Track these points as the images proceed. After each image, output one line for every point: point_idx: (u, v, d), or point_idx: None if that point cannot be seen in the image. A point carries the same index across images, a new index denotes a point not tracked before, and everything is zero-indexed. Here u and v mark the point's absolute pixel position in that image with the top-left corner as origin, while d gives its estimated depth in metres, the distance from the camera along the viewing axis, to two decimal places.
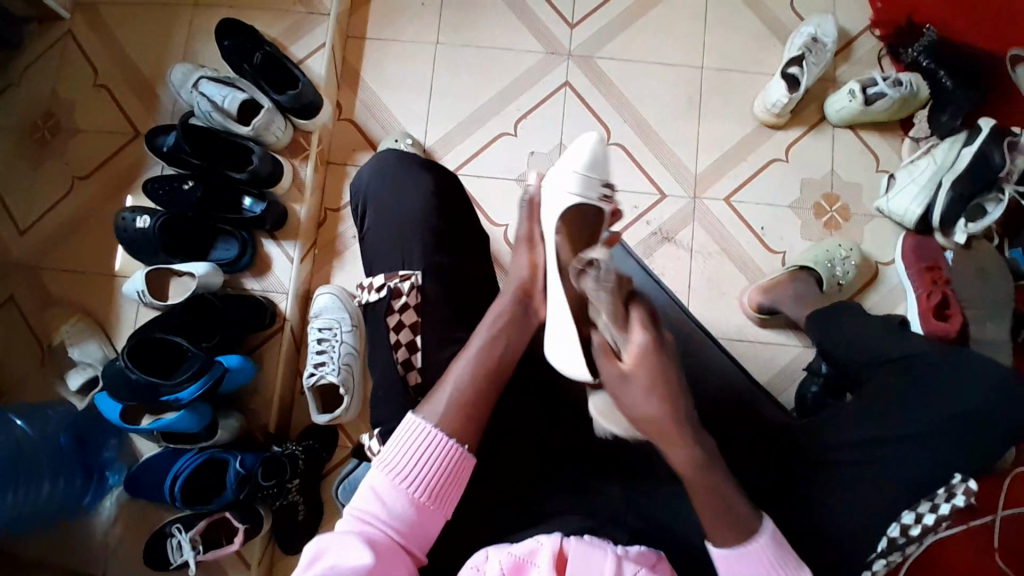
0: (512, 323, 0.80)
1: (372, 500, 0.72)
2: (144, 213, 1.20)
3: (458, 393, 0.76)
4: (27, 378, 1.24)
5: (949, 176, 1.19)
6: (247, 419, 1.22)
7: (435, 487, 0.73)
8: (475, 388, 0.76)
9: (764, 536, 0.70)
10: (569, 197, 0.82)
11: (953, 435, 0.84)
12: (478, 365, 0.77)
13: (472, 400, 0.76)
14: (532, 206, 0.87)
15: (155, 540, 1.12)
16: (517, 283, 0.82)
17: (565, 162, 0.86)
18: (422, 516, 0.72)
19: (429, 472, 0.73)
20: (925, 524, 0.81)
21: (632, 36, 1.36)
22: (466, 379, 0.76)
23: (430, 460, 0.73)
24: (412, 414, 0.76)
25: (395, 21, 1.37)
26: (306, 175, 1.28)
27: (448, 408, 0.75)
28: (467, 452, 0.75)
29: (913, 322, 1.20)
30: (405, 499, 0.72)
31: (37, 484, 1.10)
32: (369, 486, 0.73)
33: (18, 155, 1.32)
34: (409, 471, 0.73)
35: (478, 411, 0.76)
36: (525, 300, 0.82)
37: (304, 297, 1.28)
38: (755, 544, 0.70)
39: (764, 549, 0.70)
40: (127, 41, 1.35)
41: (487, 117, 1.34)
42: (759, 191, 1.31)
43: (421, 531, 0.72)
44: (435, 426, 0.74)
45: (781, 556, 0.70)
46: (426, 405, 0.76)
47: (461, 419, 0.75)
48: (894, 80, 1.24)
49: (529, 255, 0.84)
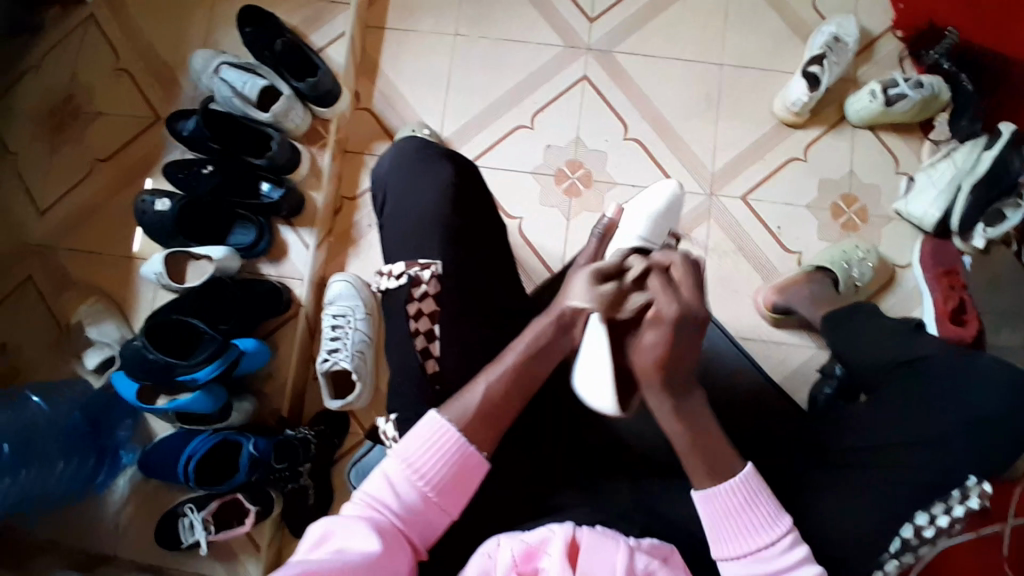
0: (549, 344, 0.77)
1: (384, 489, 0.72)
2: (165, 196, 1.21)
3: (480, 401, 0.75)
4: (43, 358, 1.25)
5: (969, 180, 1.18)
6: (260, 404, 1.22)
7: (446, 484, 0.73)
8: (504, 396, 0.76)
9: (744, 480, 0.72)
10: (635, 240, 0.89)
11: (965, 437, 0.84)
12: (507, 376, 0.77)
13: (496, 410, 0.76)
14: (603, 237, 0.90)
15: (166, 520, 1.14)
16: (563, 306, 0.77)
17: (642, 204, 0.96)
18: (431, 512, 0.73)
19: (443, 470, 0.73)
20: (938, 525, 0.81)
21: (652, 31, 1.36)
22: (494, 389, 0.76)
23: (444, 457, 0.73)
24: (435, 411, 0.75)
25: (415, 12, 1.38)
26: (324, 164, 1.29)
27: (471, 413, 0.75)
28: (482, 457, 0.74)
29: (929, 324, 1.18)
30: (415, 493, 0.72)
31: (49, 466, 1.10)
32: (382, 474, 0.73)
33: (39, 137, 1.33)
34: (424, 466, 0.73)
35: (498, 415, 0.76)
36: (564, 328, 0.77)
37: (318, 284, 1.29)
38: (730, 483, 0.72)
39: (742, 488, 0.72)
40: (150, 26, 1.36)
41: (504, 109, 1.34)
42: (776, 190, 1.30)
43: (428, 525, 0.73)
44: (455, 427, 0.74)
45: (758, 498, 0.72)
46: (450, 405, 0.76)
47: (482, 429, 0.75)
48: (916, 81, 1.23)
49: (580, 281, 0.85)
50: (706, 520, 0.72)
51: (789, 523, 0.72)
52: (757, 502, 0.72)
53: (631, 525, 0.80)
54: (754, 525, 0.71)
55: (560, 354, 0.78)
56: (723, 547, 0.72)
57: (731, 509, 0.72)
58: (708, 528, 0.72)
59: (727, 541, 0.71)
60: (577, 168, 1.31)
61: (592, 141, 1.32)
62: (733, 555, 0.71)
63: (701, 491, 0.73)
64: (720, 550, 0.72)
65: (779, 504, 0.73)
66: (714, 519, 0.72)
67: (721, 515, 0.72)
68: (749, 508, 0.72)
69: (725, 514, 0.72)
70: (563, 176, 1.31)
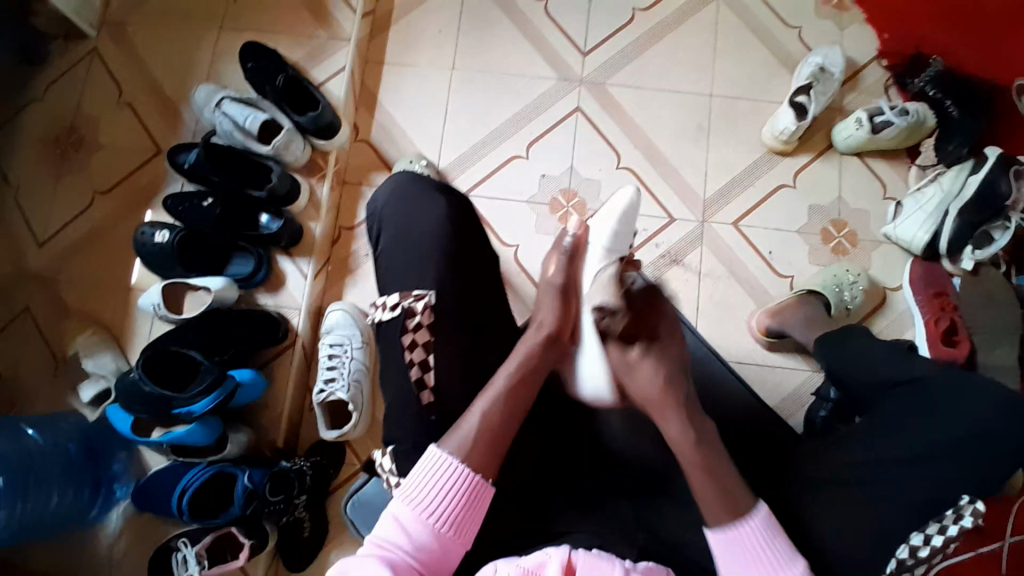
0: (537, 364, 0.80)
1: (394, 529, 0.73)
2: (164, 229, 1.21)
3: (478, 429, 0.75)
4: (40, 388, 1.25)
5: (957, 204, 1.20)
6: (256, 434, 1.22)
7: (456, 520, 0.74)
8: (501, 422, 0.76)
9: (760, 519, 0.73)
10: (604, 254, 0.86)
11: (957, 457, 0.84)
12: (504, 397, 0.77)
13: (501, 435, 0.76)
14: (573, 253, 0.87)
15: (160, 556, 1.09)
16: (549, 327, 0.82)
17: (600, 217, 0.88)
18: (443, 549, 0.73)
19: (452, 504, 0.73)
20: (933, 545, 0.82)
21: (643, 63, 1.39)
22: (492, 415, 0.76)
23: (450, 492, 0.74)
24: (434, 446, 0.76)
25: (412, 46, 1.41)
26: (322, 194, 1.31)
27: (469, 441, 0.75)
28: (487, 484, 0.75)
29: (920, 346, 1.21)
30: (426, 531, 0.73)
31: (44, 498, 1.10)
32: (391, 516, 0.74)
33: (41, 168, 1.35)
34: (433, 502, 0.74)
35: (497, 442, 0.76)
36: (551, 343, 0.81)
37: (316, 313, 1.29)
38: (748, 524, 0.72)
39: (757, 529, 0.72)
40: (151, 61, 1.39)
41: (500, 139, 1.37)
42: (766, 216, 1.32)
43: (440, 562, 0.73)
44: (457, 459, 0.75)
45: (773, 540, 0.73)
46: (450, 437, 0.75)
47: (483, 456, 0.75)
48: (901, 109, 1.26)
49: (565, 303, 0.84)
50: (720, 556, 0.73)
51: (801, 564, 0.73)
52: (773, 541, 0.73)
53: (628, 547, 0.79)
54: (768, 566, 0.72)
55: (545, 369, 0.81)
56: None
57: (746, 546, 0.72)
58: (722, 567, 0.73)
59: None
60: (571, 196, 1.33)
61: (586, 169, 1.35)
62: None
63: (719, 528, 0.73)
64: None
65: (794, 547, 0.74)
66: (729, 559, 0.73)
67: (735, 553, 0.72)
68: (766, 550, 0.72)
69: (740, 552, 0.72)
70: (557, 204, 1.33)
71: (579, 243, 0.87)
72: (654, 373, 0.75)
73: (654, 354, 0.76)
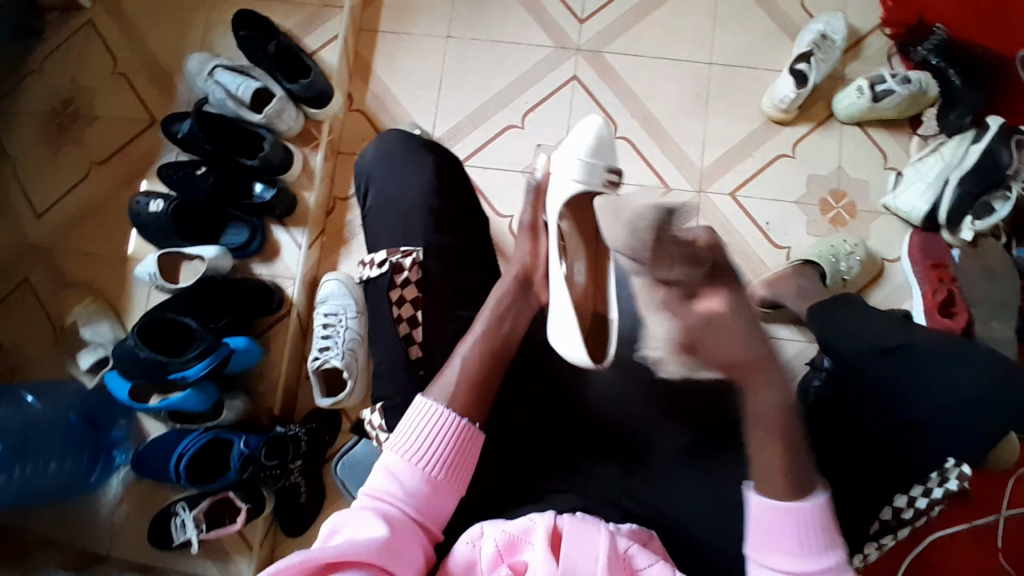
0: (515, 301, 0.87)
1: (387, 480, 0.73)
2: (159, 198, 1.23)
3: (460, 375, 0.79)
4: (42, 357, 1.26)
5: (957, 173, 1.19)
6: (253, 401, 1.23)
7: (451, 464, 0.75)
8: (479, 368, 0.80)
9: (816, 500, 0.70)
10: (574, 185, 0.91)
11: (953, 420, 0.84)
12: (483, 344, 0.82)
13: (477, 379, 0.79)
14: (537, 195, 0.97)
15: (159, 519, 1.16)
16: (522, 264, 0.93)
17: (567, 152, 0.95)
18: (442, 494, 0.74)
19: (442, 449, 0.75)
20: (917, 507, 0.86)
21: (641, 31, 1.37)
22: (471, 361, 0.80)
23: (438, 439, 0.75)
24: (420, 396, 0.78)
25: (408, 16, 1.40)
26: (316, 163, 1.30)
27: (452, 390, 0.77)
28: (476, 428, 0.77)
29: (916, 315, 1.20)
30: (419, 478, 0.73)
31: (43, 463, 1.13)
32: (384, 468, 0.74)
33: (38, 140, 1.36)
34: (422, 449, 0.74)
35: (482, 386, 0.79)
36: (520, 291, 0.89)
37: (310, 284, 1.30)
38: (804, 504, 0.70)
39: (810, 511, 0.70)
40: (144, 29, 1.38)
41: (495, 109, 1.35)
42: (764, 185, 1.31)
43: (437, 509, 0.73)
44: (445, 406, 0.76)
45: (824, 527, 0.70)
46: (433, 386, 0.78)
47: (467, 399, 0.77)
48: (903, 77, 1.24)
49: (533, 242, 0.95)
50: (756, 524, 0.72)
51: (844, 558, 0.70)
52: (821, 529, 0.70)
53: (612, 510, 0.81)
54: (806, 547, 0.69)
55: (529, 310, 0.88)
56: (763, 553, 0.71)
57: (789, 522, 0.70)
58: (758, 534, 0.71)
59: (776, 549, 0.70)
60: None
61: None
62: (779, 568, 0.69)
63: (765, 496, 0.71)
64: (765, 555, 0.70)
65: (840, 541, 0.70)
66: (764, 526, 0.71)
67: (785, 527, 0.70)
68: (810, 533, 0.69)
69: (779, 525, 0.70)
70: None
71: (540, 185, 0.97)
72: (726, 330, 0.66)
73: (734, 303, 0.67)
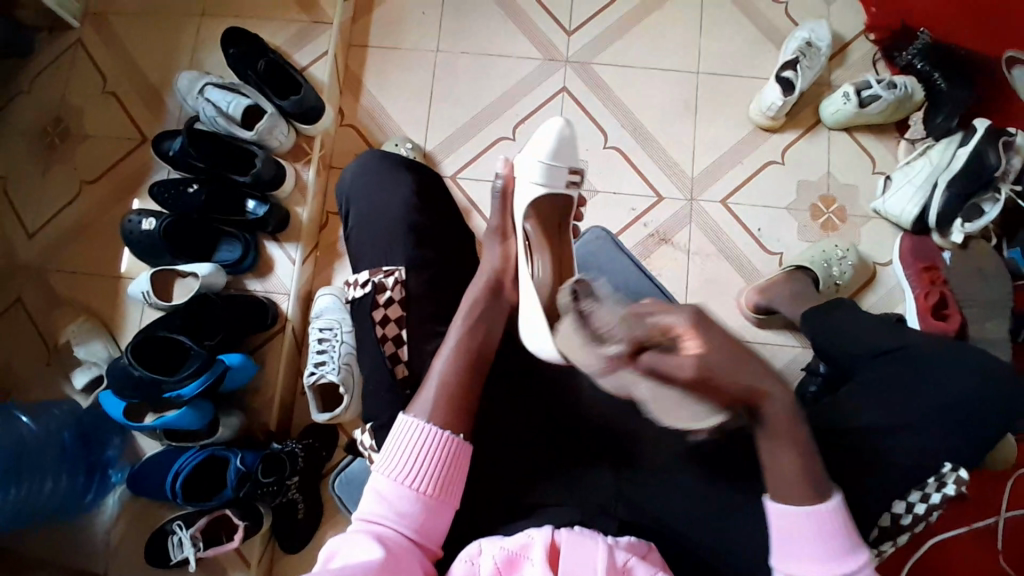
0: (485, 311, 0.85)
1: (377, 502, 0.73)
2: (150, 215, 1.22)
3: (442, 384, 0.79)
4: (34, 376, 1.26)
5: (946, 175, 1.20)
6: (247, 418, 1.23)
7: (443, 479, 0.75)
8: (460, 380, 0.79)
9: (832, 504, 0.72)
10: (536, 188, 0.88)
11: (944, 422, 0.85)
12: (459, 353, 0.81)
13: (461, 388, 0.79)
14: (503, 196, 0.91)
15: (156, 538, 1.14)
16: (492, 270, 0.88)
17: (529, 153, 0.90)
18: (434, 510, 0.74)
19: (430, 466, 0.74)
20: (915, 513, 0.85)
21: (629, 41, 1.38)
22: (449, 369, 0.80)
23: (425, 456, 0.75)
24: (404, 415, 0.77)
25: (398, 30, 1.41)
26: (308, 178, 1.30)
27: (432, 404, 0.77)
28: (462, 439, 0.76)
29: (910, 319, 1.21)
30: (410, 497, 0.73)
31: (39, 483, 1.11)
32: (374, 490, 0.74)
33: (29, 159, 1.36)
34: (410, 468, 0.74)
35: (464, 398, 0.78)
36: (495, 295, 0.86)
37: (305, 298, 1.30)
38: (821, 507, 0.71)
39: (826, 514, 0.71)
40: (132, 49, 1.39)
41: (487, 121, 1.36)
42: (755, 191, 1.32)
43: (431, 526, 0.73)
44: (430, 422, 0.76)
45: (846, 528, 0.72)
46: (416, 403, 0.79)
47: (450, 414, 0.77)
48: (889, 82, 1.25)
49: (502, 247, 0.90)
50: (776, 529, 0.73)
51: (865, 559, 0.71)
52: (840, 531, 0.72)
53: (608, 521, 0.80)
54: (830, 550, 0.71)
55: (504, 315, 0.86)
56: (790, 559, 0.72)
57: (811, 527, 0.71)
58: (781, 539, 0.73)
59: (801, 555, 0.71)
60: None
61: None
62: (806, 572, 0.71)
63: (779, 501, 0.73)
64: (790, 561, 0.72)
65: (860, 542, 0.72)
66: (786, 532, 0.72)
67: (810, 532, 0.71)
68: (831, 536, 0.71)
69: (802, 531, 0.72)
70: None
71: (506, 185, 0.91)
72: (717, 348, 0.64)
73: (700, 332, 0.64)
